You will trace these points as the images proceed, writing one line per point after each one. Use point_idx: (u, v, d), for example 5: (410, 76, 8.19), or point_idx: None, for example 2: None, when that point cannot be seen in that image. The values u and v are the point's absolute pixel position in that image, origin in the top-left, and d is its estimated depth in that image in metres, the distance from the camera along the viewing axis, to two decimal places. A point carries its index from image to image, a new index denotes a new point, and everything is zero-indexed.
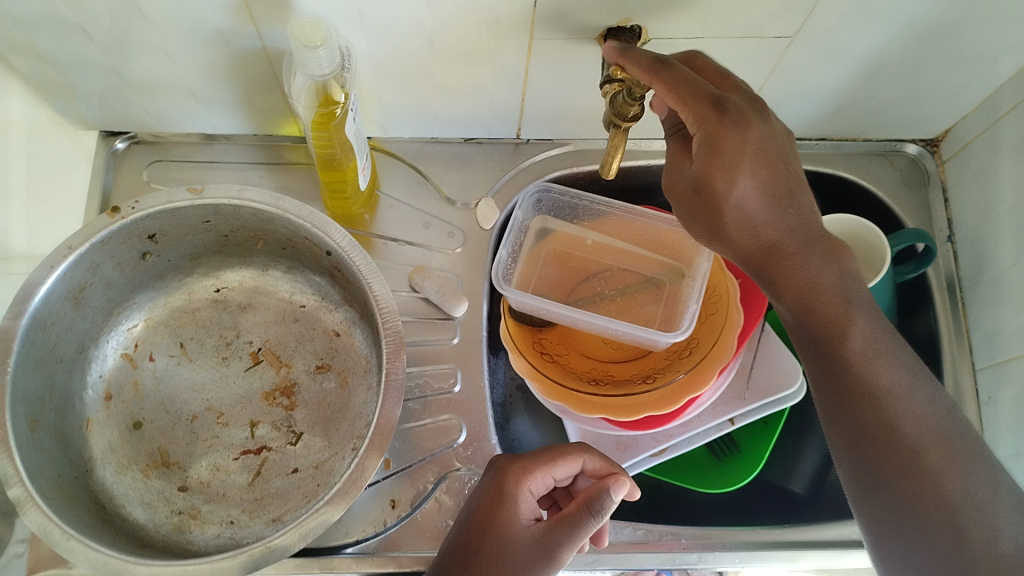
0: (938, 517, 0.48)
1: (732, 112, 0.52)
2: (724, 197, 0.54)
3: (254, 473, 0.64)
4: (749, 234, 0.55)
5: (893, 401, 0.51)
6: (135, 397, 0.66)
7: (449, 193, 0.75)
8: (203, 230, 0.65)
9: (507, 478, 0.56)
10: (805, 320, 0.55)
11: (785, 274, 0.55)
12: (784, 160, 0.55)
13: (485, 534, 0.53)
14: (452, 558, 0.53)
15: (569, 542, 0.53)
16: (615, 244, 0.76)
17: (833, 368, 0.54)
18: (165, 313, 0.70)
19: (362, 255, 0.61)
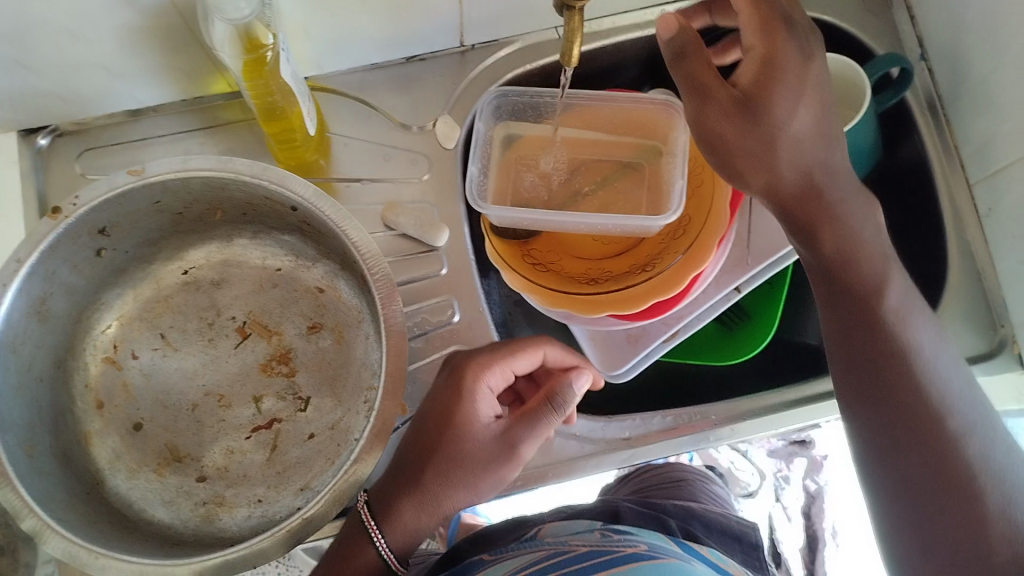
0: (954, 488, 0.50)
1: (795, 30, 0.53)
2: (777, 124, 0.53)
3: (270, 448, 0.62)
4: (794, 166, 0.54)
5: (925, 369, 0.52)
6: (127, 399, 0.63)
7: (403, 119, 0.70)
8: (155, 213, 0.60)
9: (466, 376, 0.56)
10: (841, 272, 0.55)
11: (823, 224, 0.55)
12: (830, 94, 0.55)
13: (447, 438, 0.56)
14: (415, 464, 0.56)
15: (530, 441, 0.56)
16: (588, 136, 0.73)
17: (869, 334, 0.53)
18: (137, 306, 0.65)
19: (329, 203, 0.57)
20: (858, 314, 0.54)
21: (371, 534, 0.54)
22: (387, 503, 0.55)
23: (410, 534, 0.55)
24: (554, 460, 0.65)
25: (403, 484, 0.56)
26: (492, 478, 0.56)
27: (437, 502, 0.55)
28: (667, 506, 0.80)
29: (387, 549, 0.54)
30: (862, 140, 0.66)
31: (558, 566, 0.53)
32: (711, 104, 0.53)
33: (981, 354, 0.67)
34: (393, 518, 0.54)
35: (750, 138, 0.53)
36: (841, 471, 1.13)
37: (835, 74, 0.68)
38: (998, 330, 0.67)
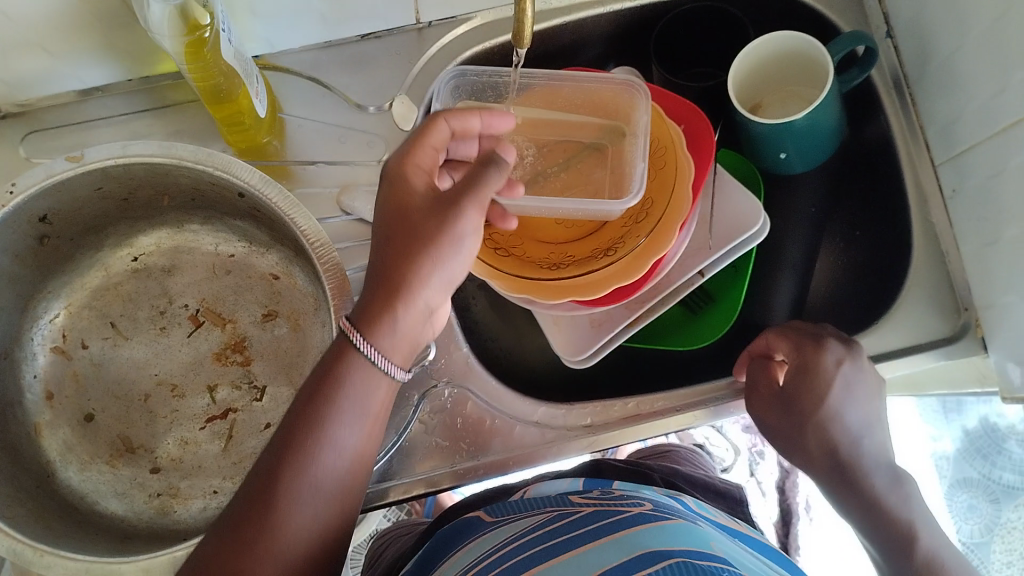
0: None
1: (831, 360, 0.57)
2: (809, 414, 0.58)
3: (226, 438, 0.61)
4: (820, 443, 0.57)
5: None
6: (77, 389, 0.62)
7: (360, 100, 0.69)
8: (99, 199, 0.59)
9: (397, 158, 0.50)
10: (877, 514, 0.54)
11: (862, 488, 0.55)
12: (859, 386, 0.57)
13: (397, 228, 0.48)
14: (380, 272, 0.48)
15: (480, 186, 0.48)
16: (549, 117, 0.71)
17: (891, 540, 0.53)
18: (86, 295, 0.64)
19: (277, 190, 0.55)
20: (891, 552, 0.53)
21: (353, 343, 0.47)
22: (366, 314, 0.47)
23: (393, 336, 0.48)
24: (516, 446, 0.65)
25: (373, 285, 0.48)
26: (451, 237, 0.47)
27: (404, 290, 0.47)
28: (649, 465, 0.79)
29: (379, 359, 0.47)
30: (827, 121, 0.66)
31: (559, 530, 0.51)
32: (757, 368, 0.60)
33: (944, 337, 0.65)
34: (373, 327, 0.47)
35: (798, 427, 0.58)
36: None
37: (798, 53, 0.67)
38: (961, 314, 0.65)
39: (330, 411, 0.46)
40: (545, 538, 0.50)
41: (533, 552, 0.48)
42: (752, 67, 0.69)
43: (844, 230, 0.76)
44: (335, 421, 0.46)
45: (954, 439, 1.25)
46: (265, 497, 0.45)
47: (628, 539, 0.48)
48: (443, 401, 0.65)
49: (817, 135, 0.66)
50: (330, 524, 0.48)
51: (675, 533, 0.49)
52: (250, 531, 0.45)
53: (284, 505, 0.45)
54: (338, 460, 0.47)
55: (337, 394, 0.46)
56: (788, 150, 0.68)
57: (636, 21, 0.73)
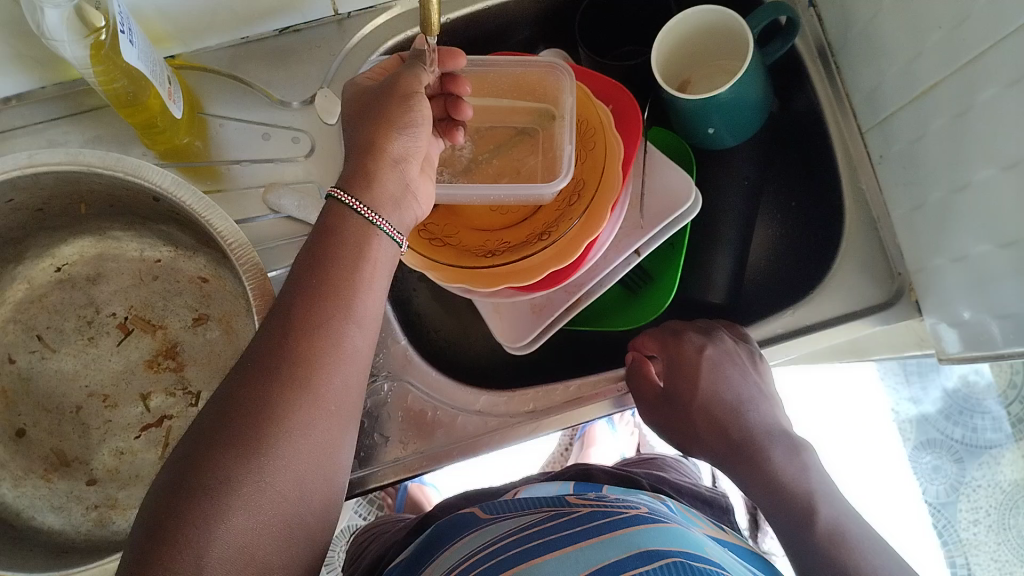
0: None
1: (692, 342, 0.63)
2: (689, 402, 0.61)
3: (162, 446, 0.61)
4: (712, 426, 0.59)
5: (877, 560, 0.49)
6: (7, 404, 0.61)
7: (283, 96, 0.67)
8: (11, 211, 0.57)
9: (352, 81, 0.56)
10: (774, 487, 0.55)
11: (751, 465, 0.57)
12: (727, 364, 0.61)
13: (353, 119, 0.52)
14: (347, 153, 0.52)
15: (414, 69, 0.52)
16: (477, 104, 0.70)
17: (793, 515, 0.53)
18: (10, 309, 0.63)
19: (190, 191, 0.54)
20: (793, 514, 0.53)
21: (350, 204, 0.48)
22: (352, 181, 0.49)
23: (373, 197, 0.49)
24: (459, 436, 0.64)
25: (349, 161, 0.51)
26: (401, 96, 0.51)
27: (368, 154, 0.50)
28: (641, 472, 0.80)
29: (370, 212, 0.48)
30: (750, 93, 0.65)
31: (556, 526, 0.52)
32: (639, 375, 0.62)
33: (880, 303, 0.65)
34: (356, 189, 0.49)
35: (686, 419, 0.60)
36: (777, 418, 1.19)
37: (721, 27, 0.67)
38: (895, 279, 0.65)
39: (349, 264, 0.46)
40: (538, 536, 0.51)
41: (528, 547, 0.49)
42: (677, 43, 0.69)
43: (781, 201, 0.76)
44: (356, 273, 0.46)
45: (933, 402, 1.26)
46: (292, 337, 0.43)
47: (623, 538, 0.49)
48: (383, 396, 0.65)
49: (741, 109, 0.66)
50: (356, 381, 0.46)
51: (662, 532, 0.50)
52: (286, 368, 0.42)
53: (314, 346, 0.43)
54: (359, 318, 0.46)
55: (349, 250, 0.46)
56: (715, 125, 0.67)
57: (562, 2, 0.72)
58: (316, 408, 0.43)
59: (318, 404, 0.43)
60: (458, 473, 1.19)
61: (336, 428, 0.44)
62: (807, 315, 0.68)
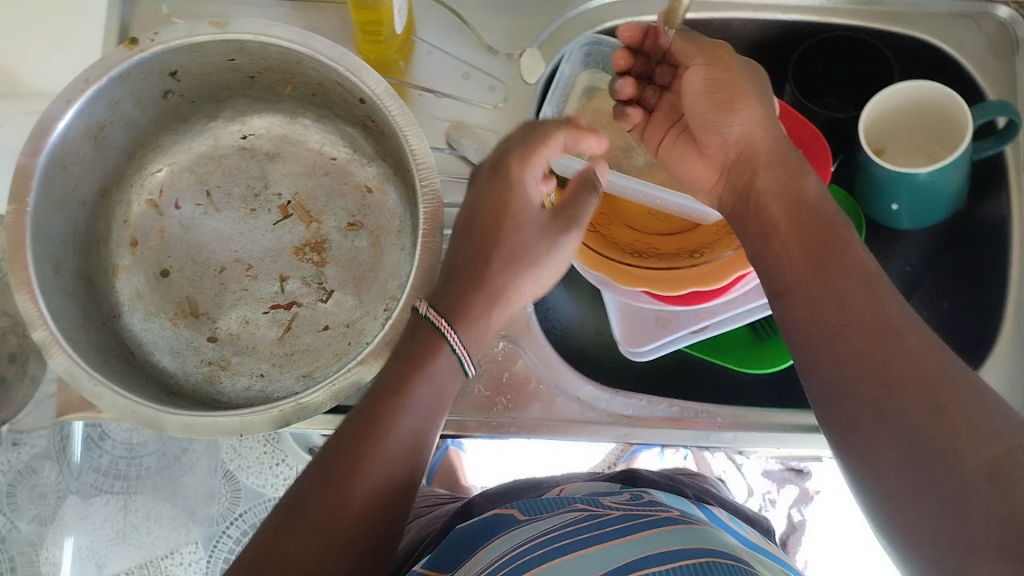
0: (911, 381, 0.40)
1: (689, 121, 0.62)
2: (738, 93, 0.56)
3: (284, 328, 0.63)
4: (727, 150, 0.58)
5: (885, 290, 0.45)
6: (162, 244, 0.64)
7: (492, 43, 0.69)
8: (228, 69, 0.60)
9: (507, 166, 0.55)
10: (801, 204, 0.51)
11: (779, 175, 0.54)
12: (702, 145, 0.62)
13: (501, 234, 0.55)
14: (469, 257, 0.55)
15: (583, 214, 0.56)
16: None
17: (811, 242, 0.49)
18: (190, 158, 0.66)
19: (398, 104, 0.56)
20: (811, 243, 0.49)
21: (443, 331, 0.52)
22: (456, 308, 0.53)
23: (476, 328, 0.54)
24: (554, 415, 0.65)
25: (464, 284, 0.54)
26: (553, 256, 0.56)
27: (506, 291, 0.55)
28: (687, 480, 0.76)
29: (462, 351, 0.52)
30: (948, 182, 0.63)
31: (597, 526, 0.51)
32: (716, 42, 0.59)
33: None
34: (461, 314, 0.53)
35: (738, 81, 0.56)
36: (826, 510, 1.17)
37: (937, 107, 0.65)
38: None
39: (397, 412, 0.49)
40: (583, 530, 0.50)
41: (563, 543, 0.48)
42: (887, 112, 0.68)
43: (932, 299, 0.71)
44: (402, 418, 0.49)
45: None
46: (337, 475, 0.47)
47: (655, 536, 0.49)
48: (494, 352, 0.66)
49: (934, 195, 0.65)
50: (390, 517, 0.48)
51: (697, 535, 0.50)
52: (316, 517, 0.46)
53: (356, 482, 0.47)
54: (396, 462, 0.49)
55: (421, 377, 0.50)
56: (900, 201, 0.66)
57: (783, 37, 0.71)
58: (341, 548, 0.46)
59: (378, 491, 0.48)
60: (499, 451, 1.20)
61: (388, 526, 0.48)
62: None
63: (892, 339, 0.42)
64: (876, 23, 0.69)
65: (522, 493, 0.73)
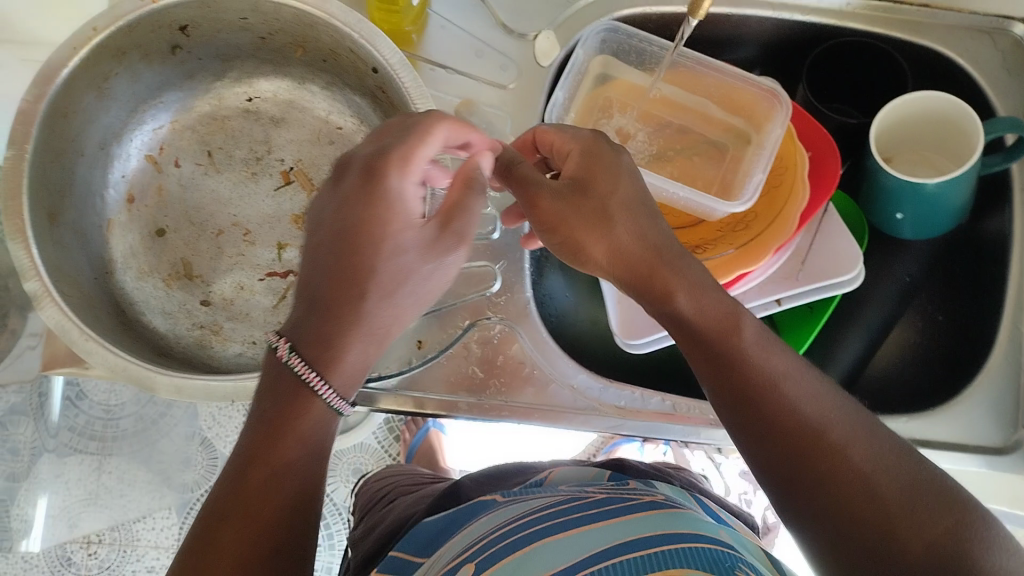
0: (851, 488, 0.39)
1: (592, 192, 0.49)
2: (605, 197, 0.49)
3: (279, 297, 0.62)
4: (631, 240, 0.48)
5: (797, 386, 0.43)
6: (159, 203, 0.63)
7: (506, 20, 0.67)
8: (238, 28, 0.59)
9: (384, 171, 0.46)
10: (698, 310, 0.46)
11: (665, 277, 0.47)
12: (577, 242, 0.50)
13: (378, 260, 0.45)
14: (326, 283, 0.44)
15: (468, 225, 0.48)
16: (677, 96, 0.66)
17: (710, 335, 0.45)
18: (193, 117, 0.65)
19: (411, 75, 0.55)
20: (712, 350, 0.45)
21: (309, 383, 0.43)
22: (321, 347, 0.43)
23: (352, 375, 0.45)
24: (545, 402, 0.64)
25: (320, 314, 0.44)
26: (431, 270, 0.47)
27: (388, 328, 0.46)
28: (672, 474, 0.75)
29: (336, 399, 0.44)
30: (955, 196, 0.63)
31: (564, 514, 0.50)
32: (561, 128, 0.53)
33: (995, 446, 0.63)
34: (337, 359, 0.44)
35: (607, 180, 0.49)
36: None
37: (949, 118, 0.65)
38: (1017, 431, 0.63)
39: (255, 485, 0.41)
40: (562, 513, 0.51)
41: (526, 534, 0.48)
42: (898, 121, 0.67)
43: (927, 310, 0.73)
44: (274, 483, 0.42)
45: None
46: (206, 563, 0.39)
47: (639, 521, 0.49)
48: (490, 334, 0.64)
49: (939, 207, 0.64)
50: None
51: (689, 520, 0.49)
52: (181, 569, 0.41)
53: None
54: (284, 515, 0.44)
55: (294, 440, 0.42)
56: (905, 210, 0.66)
57: (800, 38, 0.71)
58: None
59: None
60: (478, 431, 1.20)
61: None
62: (920, 428, 0.64)
63: (816, 440, 0.40)
64: (894, 31, 0.69)
65: (504, 478, 0.72)
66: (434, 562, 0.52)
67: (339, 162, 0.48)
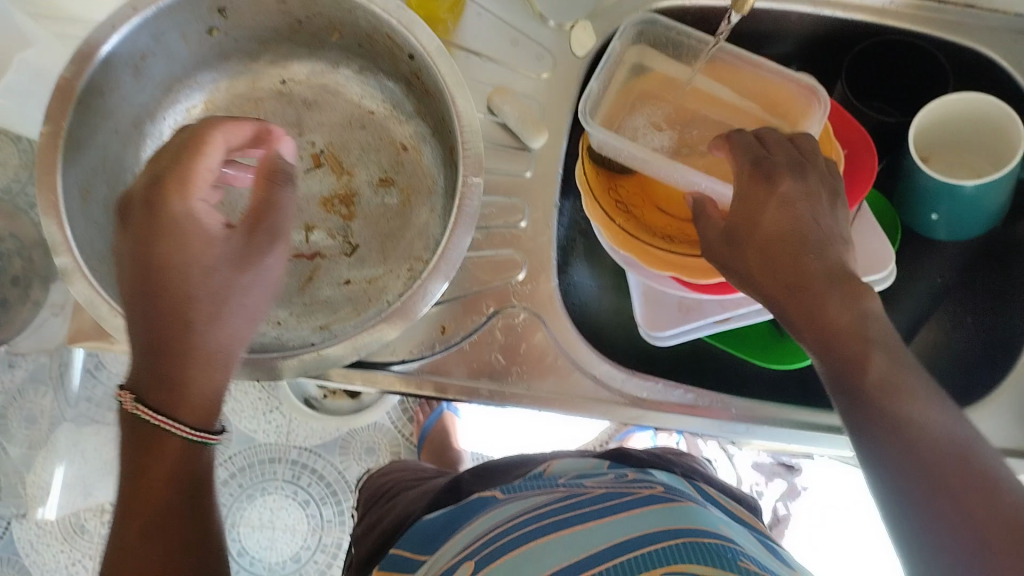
0: (976, 505, 0.36)
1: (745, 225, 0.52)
2: (761, 228, 0.51)
3: (305, 279, 0.62)
4: (775, 269, 0.50)
5: (930, 410, 0.40)
6: None
7: (544, 9, 0.67)
8: (276, 11, 0.59)
9: (164, 197, 0.46)
10: (829, 328, 0.45)
11: (804, 301, 0.47)
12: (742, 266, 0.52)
13: (190, 287, 0.45)
14: (147, 323, 0.45)
15: (282, 220, 0.49)
16: (716, 94, 0.65)
17: (841, 364, 0.44)
18: (227, 97, 0.65)
19: (448, 64, 0.55)
20: (844, 372, 0.43)
21: (161, 426, 0.44)
22: (162, 386, 0.44)
23: (195, 403, 0.45)
24: (566, 392, 0.63)
25: (148, 354, 0.44)
26: (246, 285, 0.47)
27: (219, 349, 0.46)
28: (671, 458, 0.74)
29: (166, 421, 0.44)
30: (992, 199, 0.63)
31: (572, 507, 0.51)
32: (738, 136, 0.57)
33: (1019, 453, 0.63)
34: (178, 398, 0.44)
35: (762, 208, 0.52)
36: (813, 507, 1.18)
37: (989, 120, 0.65)
38: None
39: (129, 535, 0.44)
40: (562, 509, 0.50)
41: (533, 529, 0.48)
42: (936, 122, 0.66)
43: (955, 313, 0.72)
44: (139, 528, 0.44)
45: None
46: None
47: (639, 515, 0.48)
48: (514, 323, 0.64)
49: (975, 209, 0.64)
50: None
51: (700, 513, 0.50)
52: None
53: None
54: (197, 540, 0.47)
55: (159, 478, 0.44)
56: (940, 211, 0.66)
57: (838, 37, 0.70)
58: None
59: None
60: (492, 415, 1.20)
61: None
62: None
63: (942, 458, 0.38)
64: (935, 32, 0.68)
65: (507, 471, 0.72)
66: (441, 554, 0.52)
67: (122, 203, 0.48)
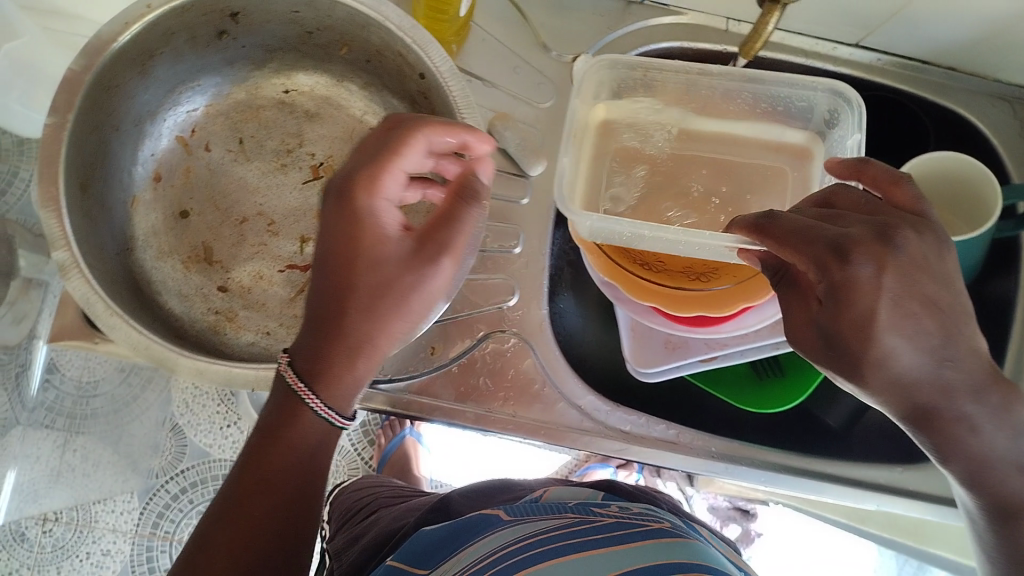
0: None
1: (852, 326, 0.45)
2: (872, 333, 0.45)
3: (297, 290, 0.61)
4: (900, 370, 0.45)
5: None
6: (185, 185, 0.63)
7: (548, 41, 0.68)
8: (287, 20, 0.59)
9: (354, 194, 0.46)
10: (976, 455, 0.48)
11: (943, 423, 0.46)
12: (854, 366, 0.46)
13: (358, 276, 0.45)
14: (323, 300, 0.46)
15: (458, 235, 0.46)
16: (727, 131, 0.64)
17: (997, 502, 0.49)
18: (228, 103, 0.65)
19: (459, 84, 0.56)
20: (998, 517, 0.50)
21: (303, 397, 0.46)
22: (313, 362, 0.45)
23: (346, 384, 0.46)
24: (552, 420, 0.63)
25: (320, 332, 0.46)
26: (423, 291, 0.46)
27: (373, 339, 0.46)
28: (657, 493, 0.75)
29: (322, 407, 0.46)
30: (968, 257, 0.65)
31: (582, 532, 0.53)
32: (782, 217, 0.47)
33: None
34: (336, 372, 0.46)
35: (862, 309, 0.44)
36: (767, 553, 1.19)
37: (966, 181, 0.67)
38: None
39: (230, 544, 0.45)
40: (564, 537, 0.52)
41: (567, 546, 0.51)
42: (913, 174, 0.70)
43: None
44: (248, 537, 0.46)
45: None
46: None
47: (627, 552, 0.50)
48: (504, 348, 0.64)
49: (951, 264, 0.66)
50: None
51: (680, 549, 0.52)
52: None
53: None
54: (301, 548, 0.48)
55: (288, 449, 0.47)
56: None
57: None
58: None
59: None
60: (454, 441, 1.21)
61: None
62: (914, 479, 0.65)
63: None
64: (918, 91, 0.71)
65: (494, 494, 0.72)
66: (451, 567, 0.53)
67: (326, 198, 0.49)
